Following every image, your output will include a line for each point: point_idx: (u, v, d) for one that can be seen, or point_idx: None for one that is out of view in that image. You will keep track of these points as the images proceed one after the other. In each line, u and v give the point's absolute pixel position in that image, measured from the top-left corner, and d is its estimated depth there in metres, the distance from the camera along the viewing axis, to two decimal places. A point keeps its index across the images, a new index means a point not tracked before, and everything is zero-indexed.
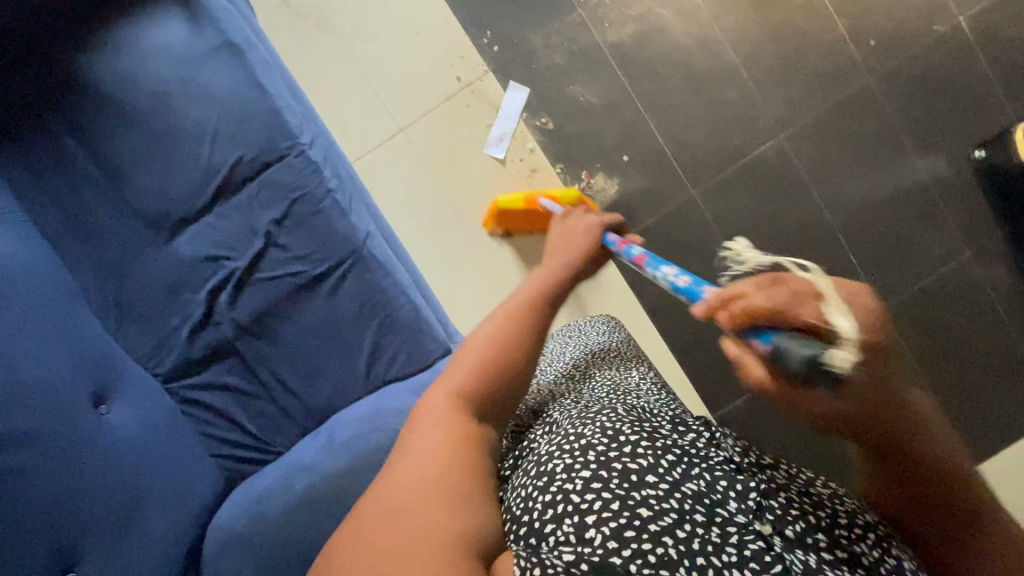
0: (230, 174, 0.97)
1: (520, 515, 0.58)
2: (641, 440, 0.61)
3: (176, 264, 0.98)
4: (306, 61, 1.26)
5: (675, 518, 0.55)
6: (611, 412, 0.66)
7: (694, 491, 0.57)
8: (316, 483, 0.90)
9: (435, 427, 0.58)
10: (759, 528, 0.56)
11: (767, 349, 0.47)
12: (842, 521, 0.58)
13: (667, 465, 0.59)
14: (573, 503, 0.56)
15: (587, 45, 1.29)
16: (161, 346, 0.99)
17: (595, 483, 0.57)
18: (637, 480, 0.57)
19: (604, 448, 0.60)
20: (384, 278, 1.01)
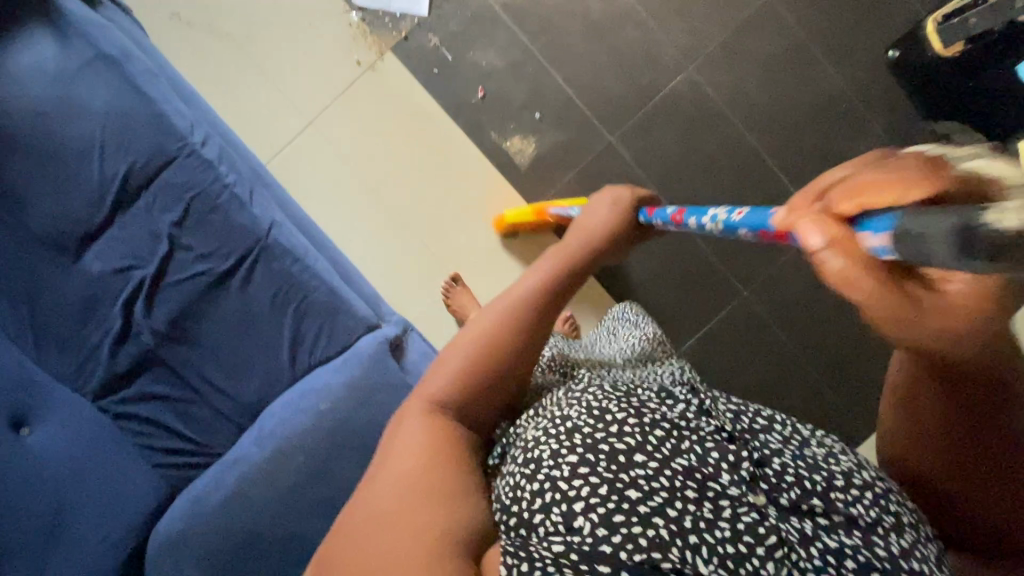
0: (124, 183, 0.97)
1: (508, 503, 0.56)
2: (630, 417, 0.57)
3: (89, 281, 0.98)
4: (207, 70, 1.26)
5: (667, 498, 0.53)
6: (596, 386, 0.62)
7: (684, 467, 0.55)
8: (249, 472, 0.91)
9: (417, 427, 0.59)
10: (753, 500, 0.55)
11: (882, 241, 0.34)
12: (839, 484, 0.58)
13: (655, 441, 0.56)
14: (561, 491, 0.53)
15: (479, 8, 1.28)
16: (85, 365, 0.99)
17: (582, 469, 0.54)
18: (626, 461, 0.54)
19: (590, 429, 0.56)
20: (293, 264, 1.01)
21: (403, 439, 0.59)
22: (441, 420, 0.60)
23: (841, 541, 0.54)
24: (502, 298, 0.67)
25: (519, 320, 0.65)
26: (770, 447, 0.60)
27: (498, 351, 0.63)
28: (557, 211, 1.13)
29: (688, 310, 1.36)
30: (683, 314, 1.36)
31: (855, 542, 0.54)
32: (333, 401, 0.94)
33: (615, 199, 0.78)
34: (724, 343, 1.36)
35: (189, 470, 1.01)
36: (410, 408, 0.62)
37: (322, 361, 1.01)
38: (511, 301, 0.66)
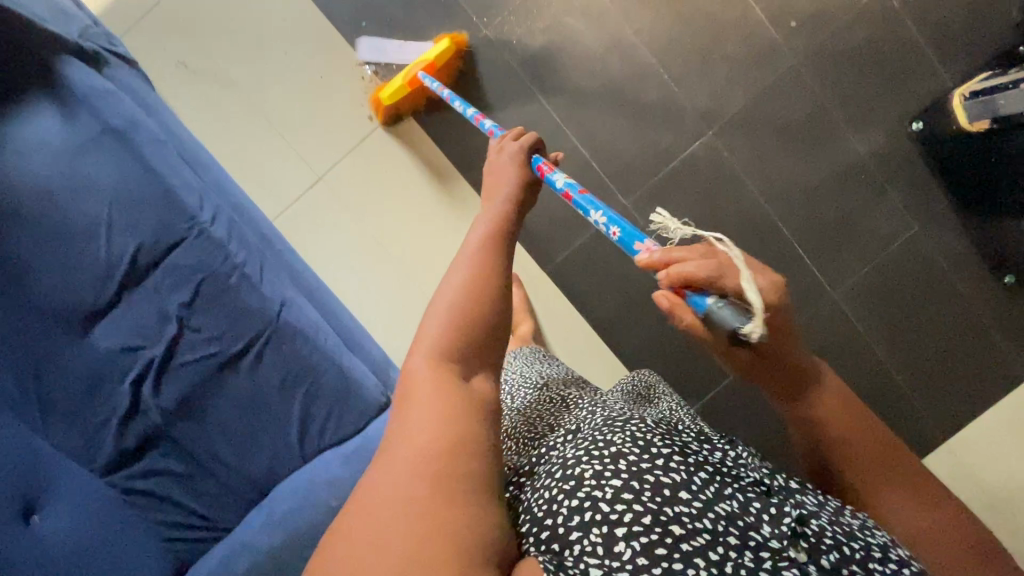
0: (131, 264, 0.95)
1: (538, 515, 0.52)
2: (673, 452, 0.55)
3: (95, 359, 0.97)
4: (212, 121, 1.23)
5: (708, 540, 0.49)
6: (640, 418, 0.60)
7: (728, 512, 0.51)
8: (258, 562, 0.91)
9: (425, 403, 0.47)
10: (795, 556, 0.49)
11: (700, 312, 0.55)
12: (877, 554, 0.51)
13: (700, 482, 0.53)
14: (600, 513, 0.49)
15: (494, 66, 1.25)
16: (91, 443, 0.97)
17: (625, 494, 0.50)
18: (671, 495, 0.51)
19: (636, 457, 0.53)
20: (304, 345, 1.00)
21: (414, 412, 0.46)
22: (452, 386, 0.48)
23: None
24: (472, 244, 0.59)
25: (498, 262, 0.57)
26: (809, 505, 0.54)
27: (489, 304, 0.53)
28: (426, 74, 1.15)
29: (699, 376, 1.30)
30: (695, 381, 1.30)
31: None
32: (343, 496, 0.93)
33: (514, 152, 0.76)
34: (738, 404, 1.30)
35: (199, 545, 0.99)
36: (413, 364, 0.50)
37: (331, 444, 1.01)
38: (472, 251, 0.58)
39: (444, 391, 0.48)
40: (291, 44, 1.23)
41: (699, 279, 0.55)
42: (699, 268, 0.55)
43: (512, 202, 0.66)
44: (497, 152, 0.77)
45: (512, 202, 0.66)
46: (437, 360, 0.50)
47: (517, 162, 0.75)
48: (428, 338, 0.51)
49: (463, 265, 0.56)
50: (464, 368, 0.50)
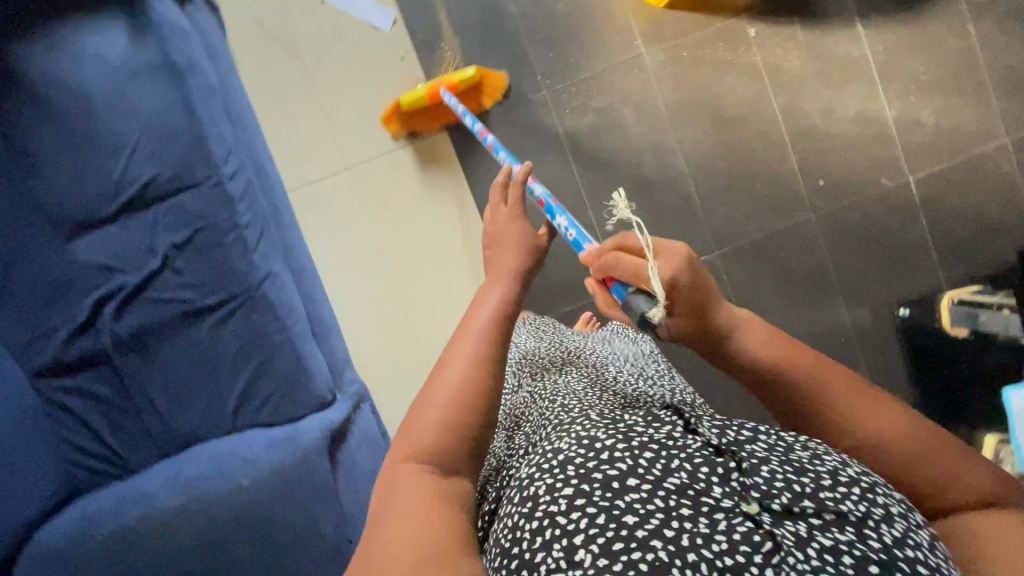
0: (140, 192, 0.97)
1: (507, 547, 0.47)
2: (617, 440, 0.50)
3: (70, 267, 0.98)
4: (266, 84, 1.27)
5: (663, 518, 0.44)
6: (584, 421, 0.57)
7: (678, 484, 0.46)
8: (145, 515, 0.90)
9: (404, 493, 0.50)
10: (746, 509, 0.45)
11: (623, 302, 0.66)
12: (827, 483, 0.47)
13: (647, 462, 0.48)
14: (558, 526, 0.45)
15: (542, 125, 1.31)
16: (37, 341, 0.98)
17: (578, 500, 0.46)
18: (621, 486, 0.46)
19: (581, 458, 0.49)
20: (272, 322, 1.01)
21: (392, 501, 0.50)
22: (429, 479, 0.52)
23: (838, 540, 0.43)
24: (467, 333, 0.62)
25: (489, 338, 0.61)
26: (756, 455, 0.50)
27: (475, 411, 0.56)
28: (449, 97, 1.20)
29: None
30: None
31: (852, 539, 0.43)
32: (253, 479, 0.92)
33: (510, 215, 0.80)
34: None
35: (97, 475, 1.00)
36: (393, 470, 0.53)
37: (262, 425, 1.00)
38: (472, 346, 0.60)
39: (422, 480, 0.51)
40: (366, 41, 1.29)
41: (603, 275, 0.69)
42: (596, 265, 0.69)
43: (515, 283, 0.70)
44: (494, 226, 0.81)
45: (504, 278, 0.70)
46: (414, 458, 0.53)
47: (513, 223, 0.80)
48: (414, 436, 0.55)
49: (457, 342, 0.61)
50: (446, 459, 0.54)
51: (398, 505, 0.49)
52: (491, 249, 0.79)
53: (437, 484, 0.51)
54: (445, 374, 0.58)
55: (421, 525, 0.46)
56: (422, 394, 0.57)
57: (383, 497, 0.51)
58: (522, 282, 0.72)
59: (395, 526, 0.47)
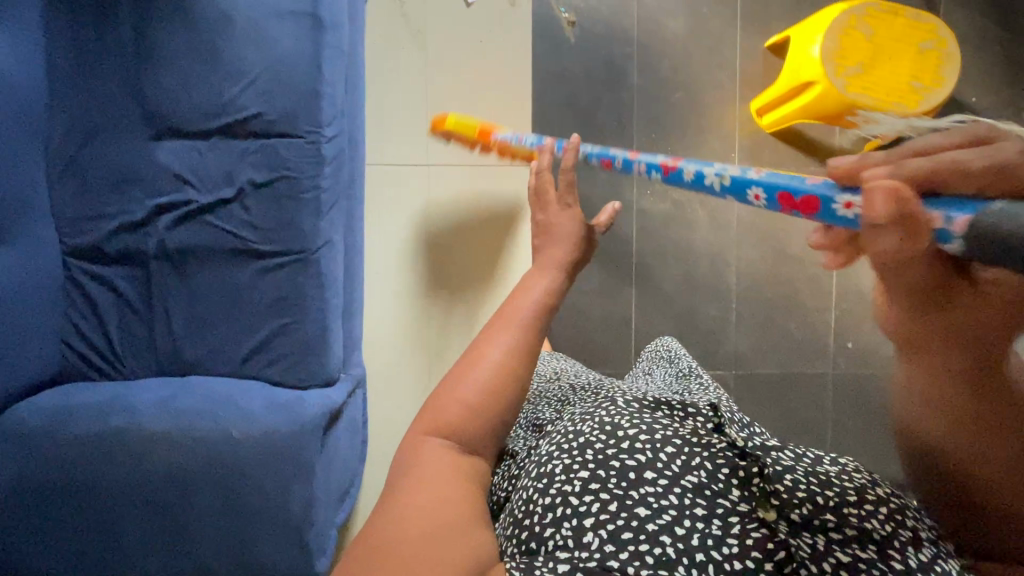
0: (240, 122, 0.98)
1: (520, 518, 0.56)
2: (639, 433, 0.58)
3: (144, 165, 0.98)
4: (385, 57, 1.27)
5: (676, 515, 0.51)
6: (610, 403, 0.64)
7: (695, 483, 0.53)
8: (127, 429, 0.90)
9: (426, 467, 0.53)
10: (763, 515, 0.52)
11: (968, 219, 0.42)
12: (853, 498, 0.52)
13: (667, 457, 0.55)
14: (571, 507, 0.54)
15: (621, 194, 1.34)
16: (86, 222, 0.99)
17: (593, 484, 0.55)
18: (636, 479, 0.54)
19: (601, 445, 0.58)
20: (314, 288, 1.00)
21: (414, 471, 0.53)
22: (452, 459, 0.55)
23: (856, 557, 0.48)
24: (504, 317, 0.63)
25: (529, 320, 0.63)
26: (779, 463, 0.56)
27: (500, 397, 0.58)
28: (502, 138, 1.08)
29: None
30: None
31: (872, 558, 0.48)
32: (246, 433, 0.91)
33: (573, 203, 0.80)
34: None
35: (90, 366, 1.00)
36: (418, 438, 0.57)
37: (264, 380, 1.00)
38: (503, 328, 0.62)
39: (441, 453, 0.55)
40: (493, 54, 1.30)
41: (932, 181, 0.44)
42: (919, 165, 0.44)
43: (560, 272, 0.70)
44: (545, 213, 0.79)
45: (554, 267, 0.70)
46: (434, 428, 0.57)
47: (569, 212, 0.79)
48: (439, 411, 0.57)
49: (495, 329, 0.62)
50: (468, 438, 0.57)
51: (422, 471, 0.53)
52: (538, 235, 0.79)
53: (457, 461, 0.55)
54: (483, 359, 0.59)
55: (444, 492, 0.51)
56: (456, 369, 0.60)
57: (407, 460, 0.55)
58: (569, 272, 0.72)
59: (420, 487, 0.51)
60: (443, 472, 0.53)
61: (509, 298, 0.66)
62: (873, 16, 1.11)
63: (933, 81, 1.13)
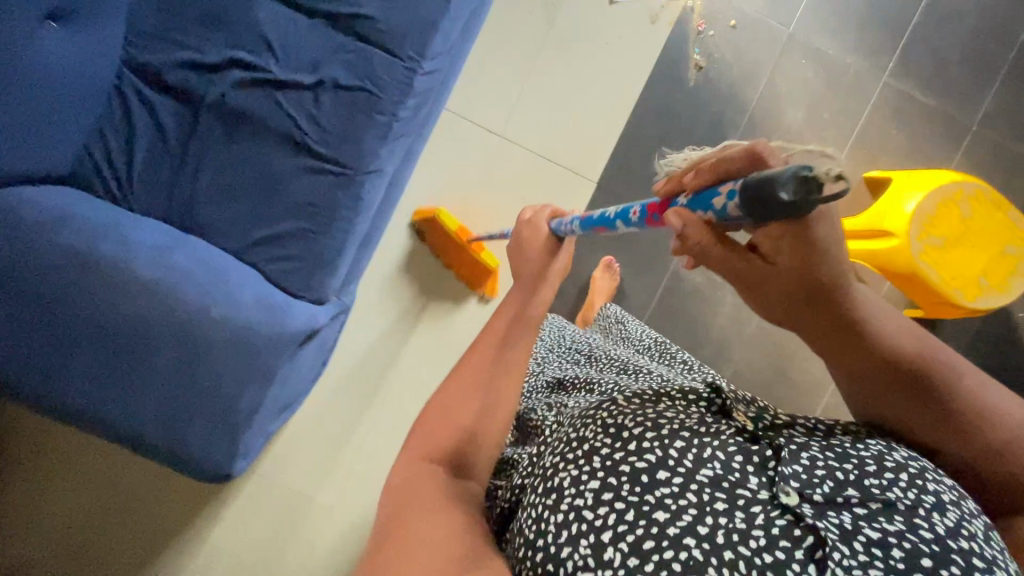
0: (349, 17, 0.93)
1: (529, 538, 0.52)
2: (645, 430, 0.53)
3: (236, 13, 0.93)
4: (510, 14, 1.21)
5: (694, 514, 0.47)
6: (609, 400, 0.60)
7: (711, 476, 0.49)
8: (115, 262, 0.87)
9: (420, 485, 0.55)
10: (787, 500, 0.48)
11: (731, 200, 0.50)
12: (872, 469, 0.51)
13: (677, 453, 0.51)
14: (586, 522, 0.49)
15: (663, 249, 1.33)
16: (157, 42, 0.94)
17: (604, 494, 0.50)
18: (650, 481, 0.50)
19: (608, 450, 0.53)
20: (346, 209, 0.97)
21: (410, 491, 0.55)
22: (447, 476, 0.58)
23: (886, 531, 0.46)
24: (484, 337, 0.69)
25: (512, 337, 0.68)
26: (794, 442, 0.53)
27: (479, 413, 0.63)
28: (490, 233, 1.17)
29: None
30: None
31: (901, 530, 0.46)
32: (225, 316, 0.89)
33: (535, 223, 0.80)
34: None
35: (101, 181, 0.97)
36: (412, 463, 0.59)
37: (261, 273, 0.98)
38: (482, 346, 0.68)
39: (433, 473, 0.58)
40: (612, 63, 1.25)
41: (708, 179, 0.54)
42: (699, 178, 0.55)
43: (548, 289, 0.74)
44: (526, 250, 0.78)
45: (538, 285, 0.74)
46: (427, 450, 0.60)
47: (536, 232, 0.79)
48: (433, 431, 0.61)
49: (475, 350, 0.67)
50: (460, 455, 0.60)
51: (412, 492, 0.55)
52: (513, 263, 0.79)
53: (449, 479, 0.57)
54: (466, 386, 0.64)
55: (436, 509, 0.52)
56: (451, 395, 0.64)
57: (400, 486, 0.57)
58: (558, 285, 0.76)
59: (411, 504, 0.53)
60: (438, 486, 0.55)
61: (489, 323, 0.70)
62: (978, 199, 1.10)
63: (998, 283, 1.12)
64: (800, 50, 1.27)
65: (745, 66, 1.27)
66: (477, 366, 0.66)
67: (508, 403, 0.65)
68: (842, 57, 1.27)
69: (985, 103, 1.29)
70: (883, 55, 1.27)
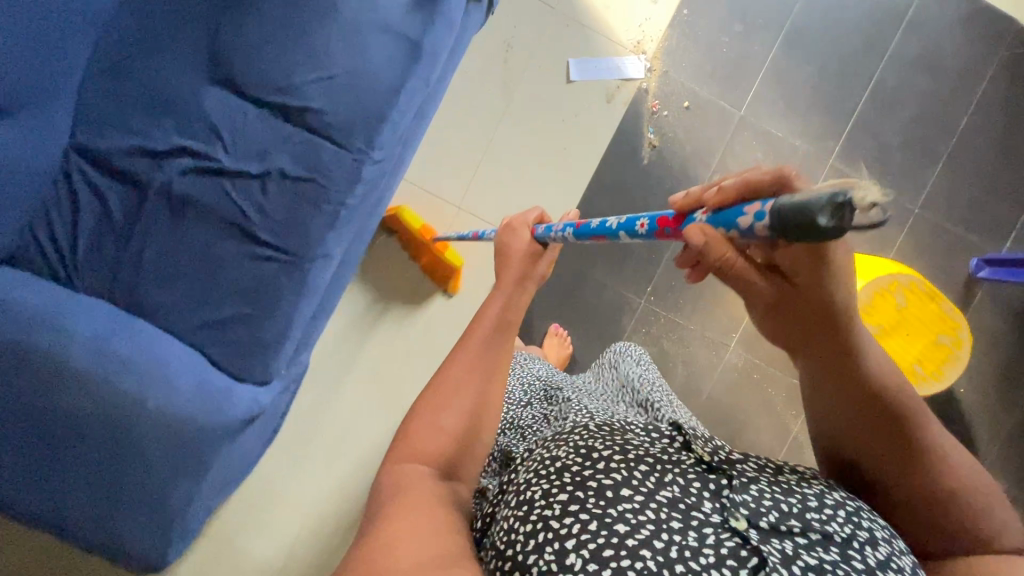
0: (298, 110, 0.94)
1: (501, 548, 0.57)
2: (613, 454, 0.60)
3: (185, 101, 0.94)
4: (468, 90, 1.24)
5: (653, 530, 0.54)
6: (583, 429, 0.66)
7: (669, 498, 0.56)
8: (52, 353, 0.87)
9: (410, 491, 0.56)
10: (734, 525, 0.55)
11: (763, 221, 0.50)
12: (814, 504, 0.58)
13: (641, 475, 0.58)
14: (552, 530, 0.55)
15: (618, 319, 1.35)
16: (106, 127, 0.95)
17: (571, 507, 0.56)
18: (613, 496, 0.56)
19: (577, 467, 0.59)
20: (292, 294, 0.98)
21: (400, 497, 0.56)
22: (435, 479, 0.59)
23: (821, 558, 0.54)
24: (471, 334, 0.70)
25: (497, 336, 0.70)
26: (746, 475, 0.60)
27: (465, 414, 0.64)
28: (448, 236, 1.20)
29: None
30: None
31: (835, 559, 0.54)
32: (162, 407, 0.90)
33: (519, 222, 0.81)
34: None
35: (42, 260, 0.96)
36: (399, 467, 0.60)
37: (205, 355, 0.98)
38: (472, 341, 0.69)
39: (420, 476, 0.59)
40: (569, 140, 1.29)
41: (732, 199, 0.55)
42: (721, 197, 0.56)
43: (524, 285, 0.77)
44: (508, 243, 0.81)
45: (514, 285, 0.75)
46: (419, 449, 0.61)
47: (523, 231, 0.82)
48: (421, 429, 0.63)
49: (461, 348, 0.69)
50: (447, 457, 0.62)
51: (406, 496, 0.56)
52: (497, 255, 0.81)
53: (435, 483, 0.59)
54: (454, 384, 0.65)
55: (424, 518, 0.53)
56: (437, 399, 0.64)
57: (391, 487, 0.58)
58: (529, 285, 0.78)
59: (404, 513, 0.53)
60: (426, 491, 0.57)
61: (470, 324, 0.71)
62: (912, 291, 1.14)
63: (932, 372, 1.15)
64: (750, 131, 1.31)
65: (698, 144, 1.30)
66: (463, 362, 0.67)
67: (495, 396, 0.68)
68: (790, 139, 1.31)
69: (928, 186, 1.34)
70: (830, 138, 1.31)
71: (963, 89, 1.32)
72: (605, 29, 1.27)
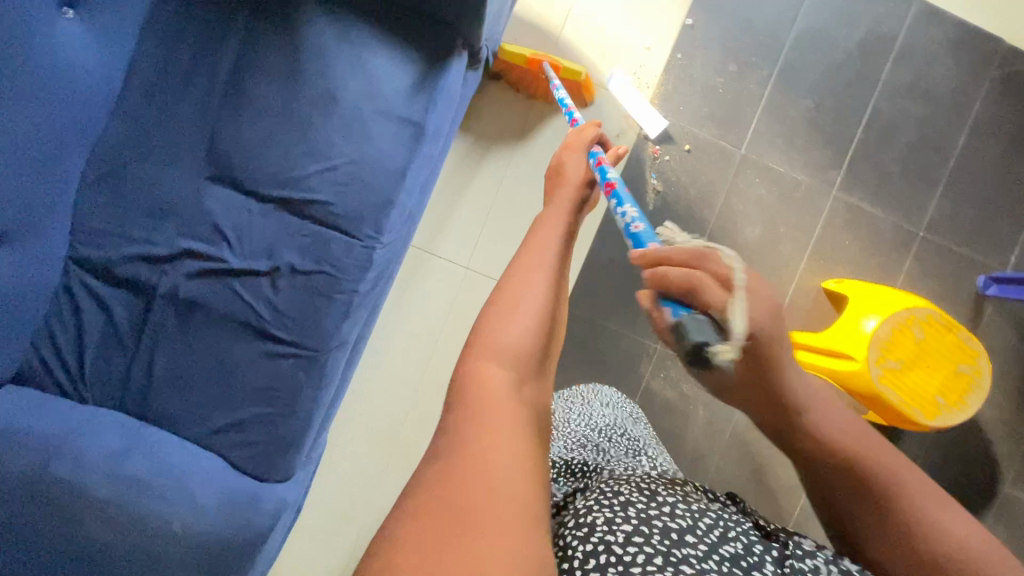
0: (303, 203, 0.92)
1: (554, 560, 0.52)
2: (679, 503, 0.59)
3: (186, 203, 0.92)
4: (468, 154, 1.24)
5: None
6: (644, 479, 0.65)
7: (731, 554, 0.54)
8: (71, 480, 0.85)
9: (492, 400, 0.50)
10: None
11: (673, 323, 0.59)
12: None
13: (705, 527, 0.57)
14: (615, 555, 0.51)
15: (635, 366, 1.33)
16: (106, 237, 0.92)
17: (634, 538, 0.53)
18: (678, 538, 0.54)
19: (643, 505, 0.57)
20: (310, 389, 0.95)
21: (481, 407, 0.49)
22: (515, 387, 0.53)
23: None
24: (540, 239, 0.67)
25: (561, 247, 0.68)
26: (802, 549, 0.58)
27: (546, 318, 0.59)
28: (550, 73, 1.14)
29: None
30: None
31: None
32: (187, 526, 0.87)
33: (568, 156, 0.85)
34: None
35: (49, 378, 0.92)
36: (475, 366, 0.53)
37: (225, 459, 0.95)
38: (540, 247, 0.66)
39: (500, 380, 0.52)
40: None
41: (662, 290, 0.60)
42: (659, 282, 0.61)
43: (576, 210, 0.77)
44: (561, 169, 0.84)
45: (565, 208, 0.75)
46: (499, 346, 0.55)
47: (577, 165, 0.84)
48: (499, 326, 0.56)
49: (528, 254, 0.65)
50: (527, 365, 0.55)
51: (482, 410, 0.49)
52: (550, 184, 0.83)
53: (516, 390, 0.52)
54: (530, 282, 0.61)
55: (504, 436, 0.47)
56: (510, 295, 0.59)
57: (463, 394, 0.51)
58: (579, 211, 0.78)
59: (485, 431, 0.47)
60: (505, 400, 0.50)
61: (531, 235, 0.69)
62: (929, 323, 1.14)
63: (954, 402, 1.16)
64: (752, 169, 1.30)
65: (701, 186, 1.30)
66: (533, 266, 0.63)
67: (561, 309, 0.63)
68: (792, 174, 1.31)
69: (930, 209, 1.34)
70: (831, 170, 1.32)
71: (957, 112, 1.33)
72: (600, 80, 1.26)
